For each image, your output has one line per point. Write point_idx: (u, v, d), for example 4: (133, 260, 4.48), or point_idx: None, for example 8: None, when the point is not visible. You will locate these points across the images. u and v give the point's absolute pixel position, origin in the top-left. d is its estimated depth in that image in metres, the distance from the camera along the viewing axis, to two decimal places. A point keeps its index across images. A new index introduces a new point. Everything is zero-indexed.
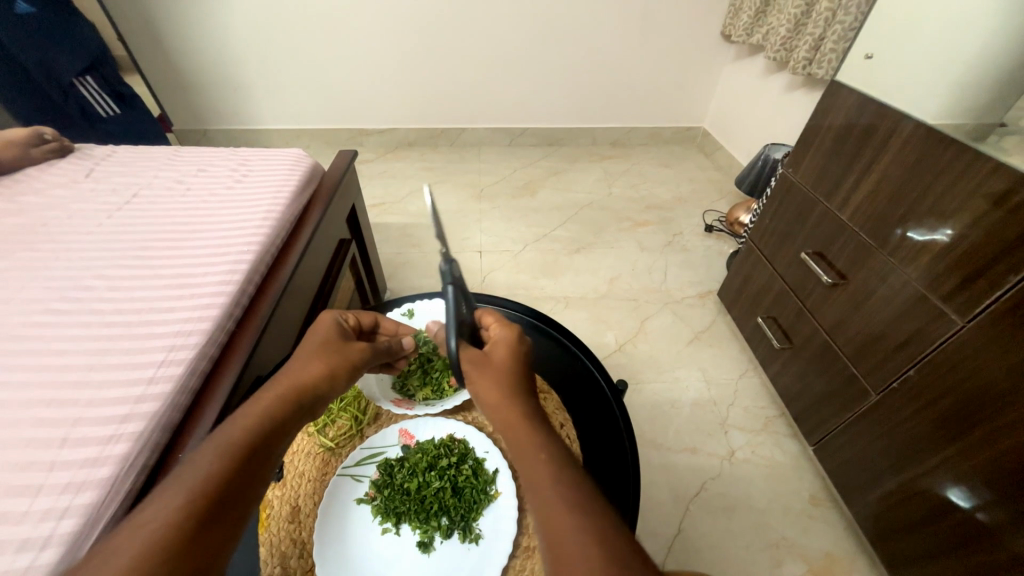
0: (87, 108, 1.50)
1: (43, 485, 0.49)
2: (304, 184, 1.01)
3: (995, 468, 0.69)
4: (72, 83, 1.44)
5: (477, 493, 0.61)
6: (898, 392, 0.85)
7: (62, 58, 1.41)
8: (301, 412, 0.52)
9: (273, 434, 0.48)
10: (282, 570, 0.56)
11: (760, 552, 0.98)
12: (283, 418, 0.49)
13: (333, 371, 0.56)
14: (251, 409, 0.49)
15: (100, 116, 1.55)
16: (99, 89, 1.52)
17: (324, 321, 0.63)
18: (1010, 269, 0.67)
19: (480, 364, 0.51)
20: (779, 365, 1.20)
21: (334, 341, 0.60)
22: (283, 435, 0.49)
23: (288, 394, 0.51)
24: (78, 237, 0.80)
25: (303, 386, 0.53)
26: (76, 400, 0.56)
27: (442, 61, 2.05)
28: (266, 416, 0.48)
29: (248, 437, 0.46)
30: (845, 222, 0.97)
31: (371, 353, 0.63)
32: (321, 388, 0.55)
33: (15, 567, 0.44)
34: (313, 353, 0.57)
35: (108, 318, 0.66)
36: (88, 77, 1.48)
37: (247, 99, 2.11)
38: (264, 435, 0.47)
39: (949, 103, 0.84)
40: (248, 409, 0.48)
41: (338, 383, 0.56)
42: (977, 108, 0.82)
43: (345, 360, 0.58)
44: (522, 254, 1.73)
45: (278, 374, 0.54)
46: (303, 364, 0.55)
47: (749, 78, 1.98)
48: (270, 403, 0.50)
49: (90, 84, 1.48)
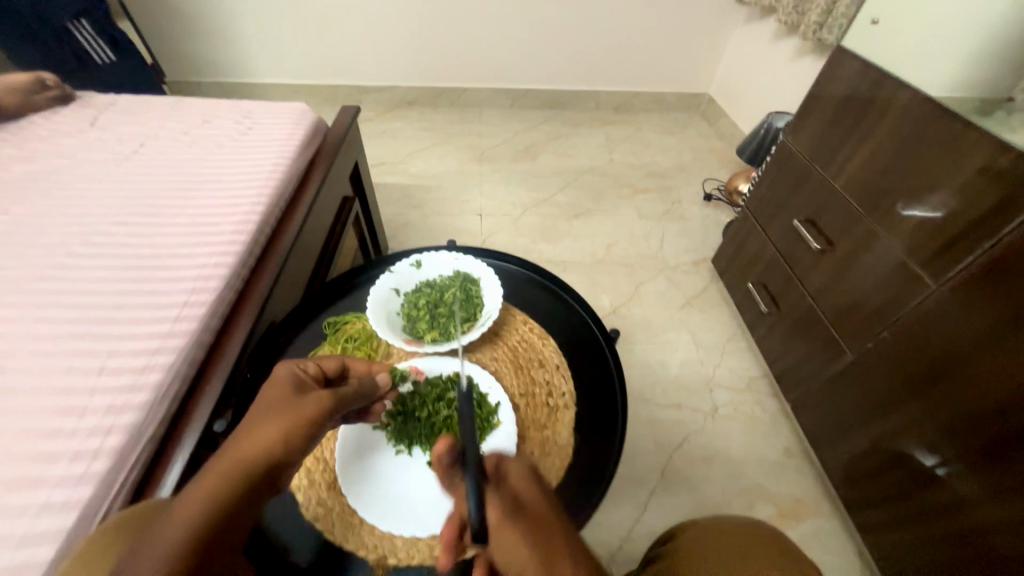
0: (82, 55, 1.47)
1: (88, 407, 0.54)
2: (309, 139, 1.02)
3: (950, 419, 0.75)
4: (66, 27, 1.41)
5: (480, 421, 0.68)
6: (872, 352, 0.90)
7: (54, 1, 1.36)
8: (258, 487, 0.45)
9: (221, 527, 0.41)
10: (308, 483, 0.63)
11: (734, 496, 1.08)
12: (234, 502, 0.43)
13: (293, 432, 0.48)
14: (193, 500, 0.42)
15: (96, 64, 1.52)
16: (93, 35, 1.48)
17: (279, 375, 0.55)
18: (985, 236, 0.71)
19: (512, 514, 0.46)
20: (765, 329, 1.25)
21: (292, 395, 0.52)
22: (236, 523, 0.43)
23: (237, 471, 0.44)
24: (92, 184, 0.82)
25: (257, 454, 0.46)
26: (109, 335, 0.61)
27: (444, 16, 1.98)
28: (207, 508, 0.41)
29: (192, 538, 0.40)
30: (838, 190, 0.99)
31: (340, 400, 0.55)
32: (281, 452, 0.47)
33: (72, 474, 0.50)
34: (269, 412, 0.49)
35: (130, 262, 0.70)
36: (81, 22, 1.43)
37: (242, 50, 2.05)
38: (212, 531, 0.41)
39: (951, 72, 0.85)
40: (189, 502, 0.42)
41: (302, 444, 0.49)
42: (977, 78, 0.84)
43: (307, 417, 0.50)
44: (523, 218, 1.75)
45: (227, 444, 0.46)
46: (256, 427, 0.48)
47: (759, 42, 1.94)
48: (217, 487, 0.43)
49: (84, 29, 1.45)
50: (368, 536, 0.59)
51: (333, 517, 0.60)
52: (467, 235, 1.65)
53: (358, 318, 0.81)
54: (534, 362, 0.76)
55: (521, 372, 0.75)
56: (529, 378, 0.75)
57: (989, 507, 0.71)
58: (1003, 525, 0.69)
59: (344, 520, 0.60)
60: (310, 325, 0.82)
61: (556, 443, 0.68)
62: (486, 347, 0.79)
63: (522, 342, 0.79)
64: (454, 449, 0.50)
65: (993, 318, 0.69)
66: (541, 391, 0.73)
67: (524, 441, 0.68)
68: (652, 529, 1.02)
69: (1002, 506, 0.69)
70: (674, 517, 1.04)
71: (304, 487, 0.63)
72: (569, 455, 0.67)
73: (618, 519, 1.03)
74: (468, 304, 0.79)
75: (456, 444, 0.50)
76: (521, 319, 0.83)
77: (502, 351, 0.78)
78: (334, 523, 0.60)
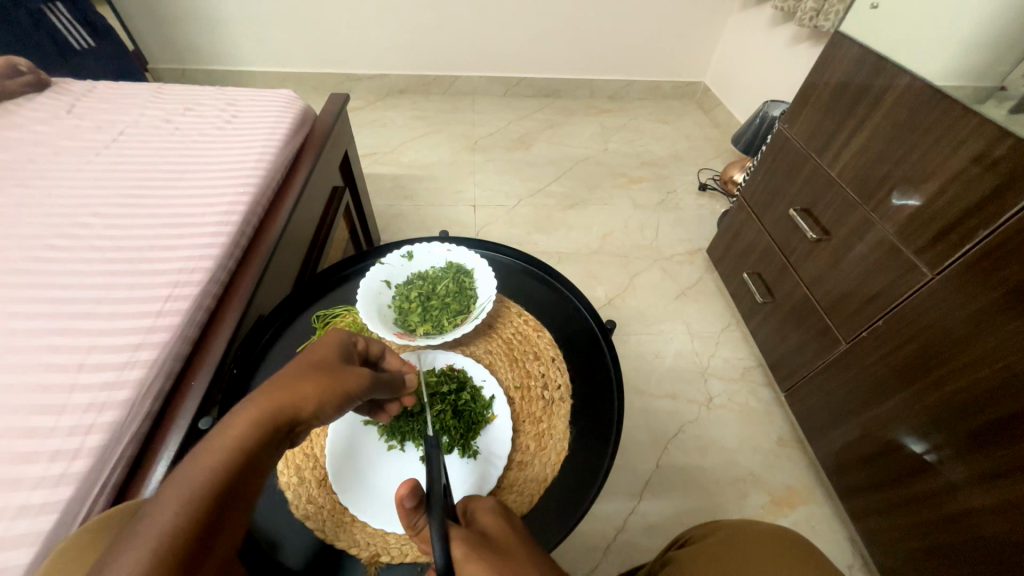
0: (59, 39, 1.43)
1: (66, 405, 0.53)
2: (296, 127, 0.99)
3: (942, 407, 0.75)
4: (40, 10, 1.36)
5: (474, 416, 0.67)
6: (866, 341, 0.91)
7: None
8: (275, 447, 0.42)
9: (242, 477, 0.38)
10: (298, 479, 0.62)
11: (728, 485, 1.08)
12: (256, 453, 0.40)
13: (323, 400, 0.45)
14: (219, 441, 0.39)
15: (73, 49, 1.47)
16: (70, 18, 1.43)
17: (327, 338, 0.52)
18: (980, 224, 0.70)
19: (479, 550, 0.41)
20: (760, 319, 1.25)
21: (332, 363, 0.49)
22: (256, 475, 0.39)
23: (265, 422, 0.41)
24: (68, 174, 0.79)
25: (285, 410, 0.43)
26: (88, 330, 0.59)
27: (435, 0, 1.93)
28: (234, 452, 0.38)
29: (213, 480, 0.37)
30: (834, 178, 0.98)
31: (372, 383, 0.51)
32: (306, 415, 0.44)
33: (51, 473, 0.48)
34: (306, 371, 0.47)
35: (109, 254, 0.67)
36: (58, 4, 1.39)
37: (227, 35, 1.99)
38: (234, 478, 0.38)
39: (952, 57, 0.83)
40: (215, 442, 0.39)
41: (326, 414, 0.46)
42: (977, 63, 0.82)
43: (339, 388, 0.47)
44: (517, 208, 1.73)
45: (258, 392, 0.44)
46: (291, 382, 0.45)
47: (755, 30, 1.91)
48: (244, 433, 0.40)
49: (60, 12, 1.40)
50: (359, 533, 0.58)
51: (324, 514, 0.59)
52: (460, 226, 1.63)
53: (349, 311, 0.79)
54: (529, 355, 0.76)
55: (516, 364, 0.75)
56: (524, 371, 0.74)
57: (979, 493, 0.71)
58: (991, 511, 0.70)
59: (336, 518, 0.59)
60: (299, 318, 0.80)
61: (552, 437, 0.67)
62: (481, 340, 0.78)
63: (516, 334, 0.78)
64: (414, 490, 0.46)
65: (987, 306, 0.69)
66: (536, 384, 0.72)
67: (519, 435, 0.68)
68: (647, 519, 1.03)
69: (992, 493, 0.69)
70: (669, 507, 1.05)
71: (294, 483, 0.62)
72: (565, 448, 0.66)
73: (613, 510, 1.03)
74: (461, 295, 0.78)
75: (417, 483, 0.46)
76: (517, 311, 0.81)
77: (496, 343, 0.77)
78: (324, 521, 0.59)
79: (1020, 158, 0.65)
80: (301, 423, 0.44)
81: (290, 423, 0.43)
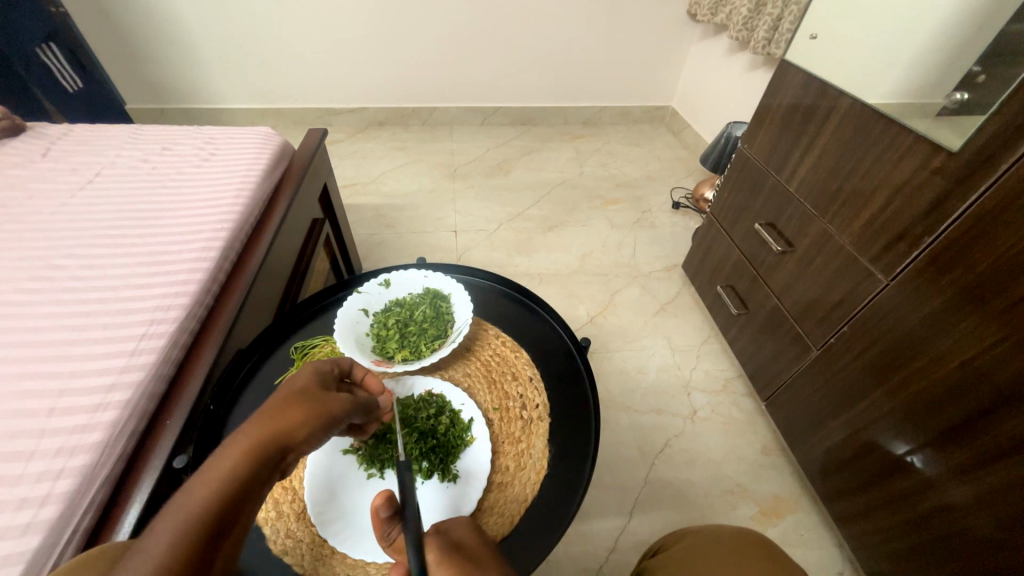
0: (51, 81, 1.63)
1: (36, 450, 0.52)
2: (275, 163, 1.02)
3: (910, 406, 0.78)
4: (35, 52, 1.56)
5: (453, 438, 0.67)
6: (834, 346, 0.94)
7: (25, 27, 1.52)
8: (268, 477, 0.42)
9: (234, 509, 0.38)
10: (276, 514, 0.61)
11: (716, 497, 1.08)
12: (248, 484, 0.40)
13: (309, 427, 0.46)
14: (207, 476, 0.39)
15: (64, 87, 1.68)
16: (59, 61, 1.63)
17: (308, 367, 0.53)
18: (925, 231, 0.76)
19: (451, 555, 0.45)
20: (735, 330, 1.29)
21: (314, 390, 0.50)
22: (246, 507, 0.39)
23: (254, 453, 0.41)
24: (41, 217, 0.79)
25: (273, 439, 0.43)
26: (59, 373, 0.58)
27: (410, 38, 2.02)
28: (225, 484, 0.38)
29: (206, 512, 0.37)
30: (792, 193, 1.04)
31: (354, 407, 0.52)
32: (295, 443, 0.45)
33: (18, 522, 0.47)
34: (289, 400, 0.47)
35: (82, 295, 0.67)
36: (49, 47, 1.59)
37: (205, 76, 2.03)
38: (227, 509, 0.37)
39: (896, 75, 0.88)
40: (202, 476, 0.39)
41: (313, 439, 0.46)
42: (916, 74, 0.86)
43: (324, 412, 0.48)
44: (497, 232, 1.76)
45: (244, 427, 0.44)
46: (275, 412, 0.45)
47: (714, 57, 2.03)
48: (234, 466, 0.40)
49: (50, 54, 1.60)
50: (339, 565, 0.58)
51: (303, 548, 0.59)
52: (441, 252, 1.65)
53: (327, 341, 0.80)
54: (506, 375, 0.77)
55: (495, 386, 0.76)
56: (502, 393, 0.75)
57: (953, 488, 0.73)
58: (970, 504, 0.71)
59: (315, 551, 0.59)
60: (278, 350, 0.80)
61: (531, 456, 0.68)
62: (459, 363, 0.79)
63: (495, 356, 0.79)
64: (389, 500, 0.49)
65: (943, 306, 0.72)
66: (514, 405, 0.73)
67: (499, 456, 0.68)
68: (639, 536, 1.02)
69: (965, 487, 0.71)
70: (660, 523, 1.04)
71: (271, 518, 0.61)
72: (544, 468, 0.67)
73: (604, 529, 1.02)
74: (438, 320, 0.80)
75: (392, 494, 0.49)
76: (494, 333, 0.83)
77: (474, 366, 0.78)
78: (303, 555, 0.58)
79: (956, 170, 0.70)
80: (292, 451, 0.45)
81: (283, 449, 0.44)
